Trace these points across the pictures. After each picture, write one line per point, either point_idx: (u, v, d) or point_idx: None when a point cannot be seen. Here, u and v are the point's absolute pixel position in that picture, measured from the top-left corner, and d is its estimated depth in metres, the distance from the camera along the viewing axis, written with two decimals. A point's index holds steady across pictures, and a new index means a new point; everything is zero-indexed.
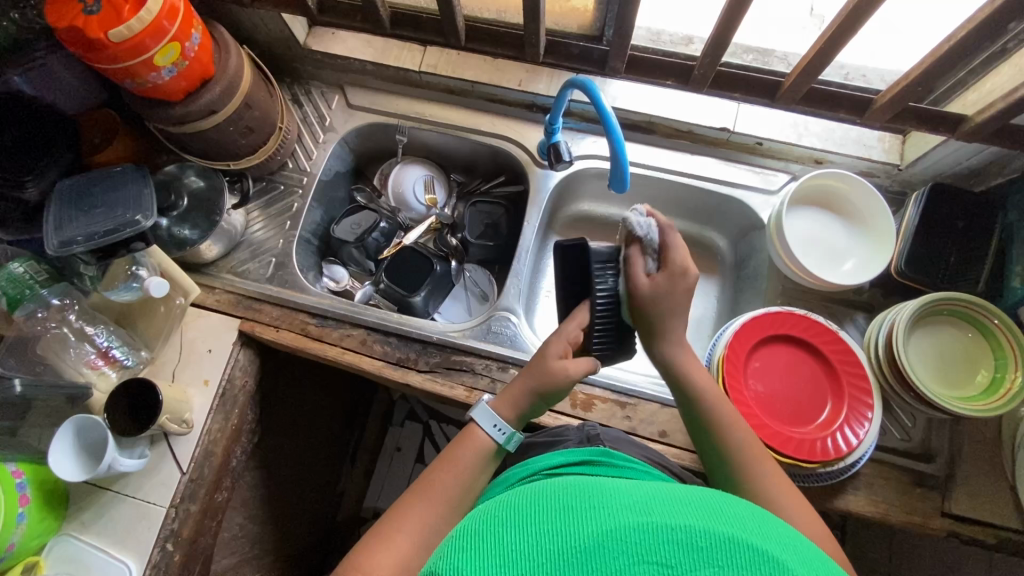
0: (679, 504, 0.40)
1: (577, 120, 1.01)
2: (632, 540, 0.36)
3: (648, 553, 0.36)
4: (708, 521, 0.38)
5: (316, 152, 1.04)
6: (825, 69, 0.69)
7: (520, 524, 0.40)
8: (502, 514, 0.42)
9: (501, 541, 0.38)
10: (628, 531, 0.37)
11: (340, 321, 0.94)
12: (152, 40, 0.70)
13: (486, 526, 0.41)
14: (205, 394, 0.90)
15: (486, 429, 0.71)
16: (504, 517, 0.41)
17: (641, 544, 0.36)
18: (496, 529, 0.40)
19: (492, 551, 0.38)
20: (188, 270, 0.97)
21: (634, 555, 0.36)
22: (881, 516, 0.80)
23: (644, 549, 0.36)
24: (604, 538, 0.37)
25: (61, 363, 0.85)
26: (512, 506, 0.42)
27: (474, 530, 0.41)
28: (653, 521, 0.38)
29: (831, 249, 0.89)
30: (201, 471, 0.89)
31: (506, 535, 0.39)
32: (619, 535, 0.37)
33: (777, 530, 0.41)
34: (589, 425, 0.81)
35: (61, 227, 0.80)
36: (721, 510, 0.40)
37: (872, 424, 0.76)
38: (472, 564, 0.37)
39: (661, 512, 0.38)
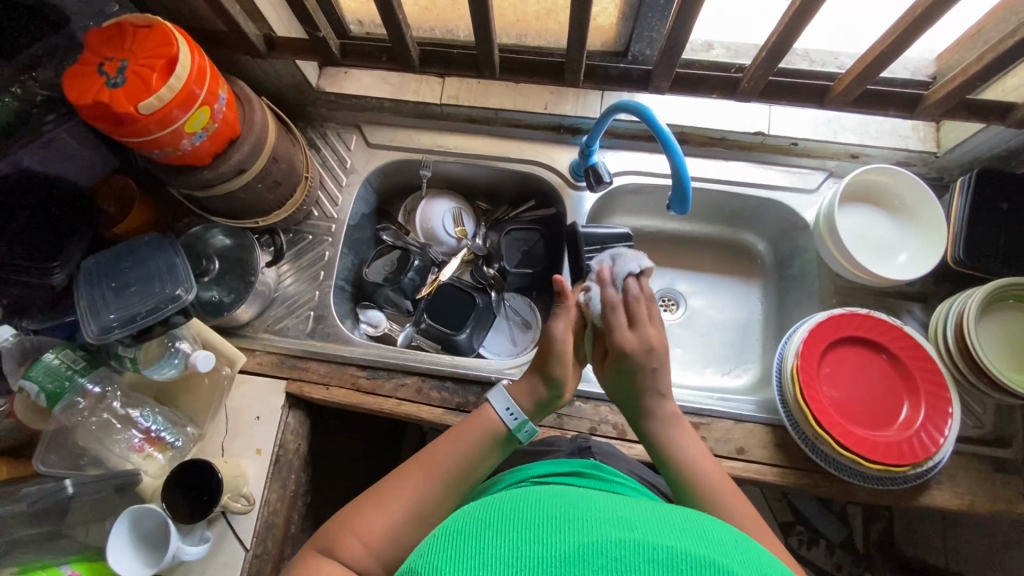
0: (666, 526, 0.40)
1: (607, 137, 1.00)
2: (613, 556, 0.36)
3: (628, 568, 0.35)
4: (689, 545, 0.38)
5: (341, 196, 1.00)
6: (881, 71, 0.68)
7: (504, 531, 0.40)
8: (488, 518, 0.42)
9: (481, 546, 0.39)
10: (609, 546, 0.37)
11: (390, 370, 0.90)
12: (181, 109, 0.66)
13: (476, 531, 0.41)
14: (259, 464, 0.86)
15: (498, 412, 0.70)
16: (490, 523, 0.41)
17: (621, 560, 0.36)
18: (479, 533, 0.40)
19: (473, 556, 0.38)
20: (223, 335, 0.93)
21: (613, 571, 0.35)
22: (968, 508, 0.79)
23: (624, 564, 0.36)
24: (587, 551, 0.37)
25: (103, 450, 0.81)
26: (503, 514, 0.42)
27: (458, 531, 0.42)
28: (636, 538, 0.37)
29: (882, 243, 0.89)
30: (265, 545, 0.85)
31: (489, 540, 0.39)
32: (601, 549, 0.37)
33: (758, 560, 0.39)
34: (580, 437, 0.80)
35: (97, 311, 0.76)
36: (713, 541, 0.39)
37: (955, 420, 0.75)
38: (451, 563, 0.38)
39: (645, 531, 0.39)
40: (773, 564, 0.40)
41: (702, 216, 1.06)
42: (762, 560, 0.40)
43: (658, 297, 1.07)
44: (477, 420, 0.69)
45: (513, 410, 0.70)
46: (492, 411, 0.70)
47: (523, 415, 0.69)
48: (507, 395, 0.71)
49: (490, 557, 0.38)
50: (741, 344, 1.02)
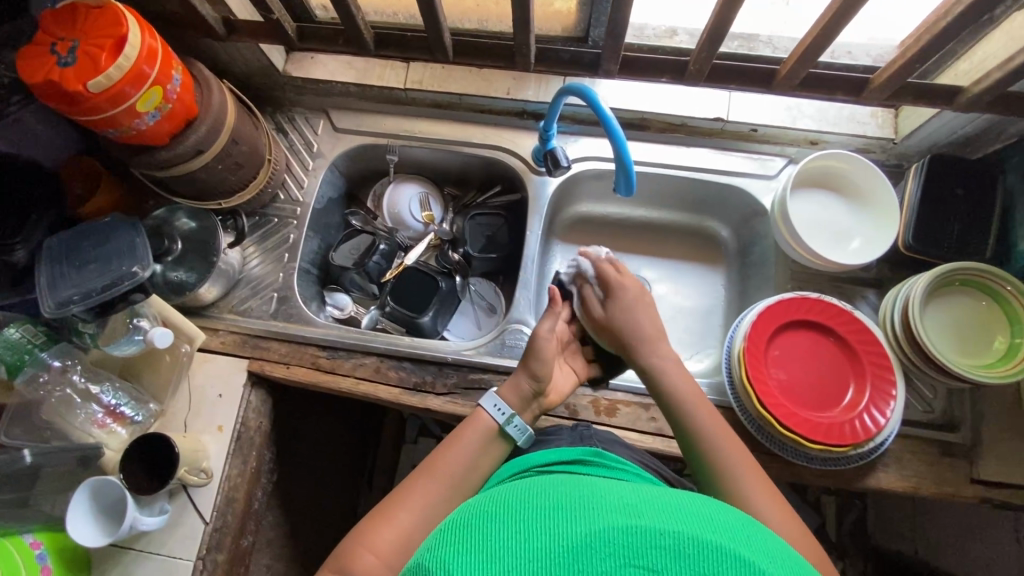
0: (668, 512, 0.42)
1: (570, 123, 1.00)
2: (620, 543, 0.39)
3: (636, 556, 0.38)
4: (695, 530, 0.40)
5: (307, 180, 1.02)
6: (822, 54, 0.69)
7: (511, 520, 0.43)
8: (491, 511, 0.45)
9: (489, 537, 0.41)
10: (616, 534, 0.39)
11: (350, 351, 0.92)
12: (132, 86, 0.68)
13: (483, 525, 0.43)
14: (220, 440, 0.88)
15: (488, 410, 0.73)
16: (493, 517, 0.44)
17: (629, 548, 0.38)
18: (487, 525, 0.43)
19: (479, 547, 0.40)
20: (188, 313, 0.95)
21: (620, 558, 0.38)
22: (913, 490, 0.80)
23: (631, 551, 0.38)
24: (594, 539, 0.39)
25: (68, 426, 0.82)
26: (510, 507, 0.45)
27: (466, 523, 0.44)
28: (643, 524, 0.40)
29: (836, 229, 0.89)
30: (225, 519, 0.87)
31: (498, 531, 0.42)
32: (609, 538, 0.39)
33: (758, 540, 0.43)
34: (581, 426, 0.79)
35: (56, 287, 0.78)
36: (710, 522, 0.42)
37: (897, 402, 0.76)
38: (460, 555, 0.40)
39: (651, 517, 0.41)
40: (774, 544, 0.44)
41: (667, 203, 1.06)
42: (761, 540, 0.43)
43: None
44: (473, 424, 0.72)
45: (503, 406, 0.73)
46: (485, 415, 0.72)
47: (512, 410, 0.72)
48: (498, 395, 0.74)
49: (501, 549, 0.40)
50: (703, 330, 1.03)
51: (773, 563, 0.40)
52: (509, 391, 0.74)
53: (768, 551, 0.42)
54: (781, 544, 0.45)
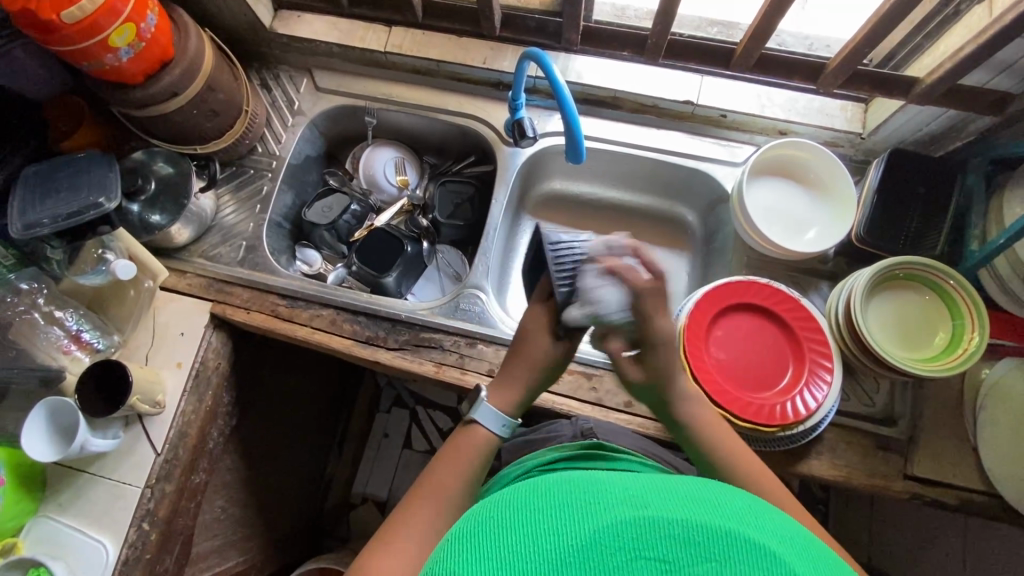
0: (674, 497, 0.41)
1: (543, 97, 1.01)
2: (631, 536, 0.37)
3: (647, 549, 0.37)
4: (704, 516, 0.39)
5: (285, 135, 1.04)
6: (773, 35, 0.70)
7: (521, 522, 0.40)
8: (499, 514, 0.42)
9: (498, 544, 0.39)
10: (626, 528, 0.38)
11: (309, 301, 0.95)
12: (106, 19, 0.71)
13: (492, 532, 0.39)
14: (178, 376, 0.91)
15: (490, 427, 0.68)
16: (506, 521, 0.40)
17: (639, 540, 0.37)
18: (492, 531, 0.40)
19: (493, 555, 0.38)
20: (159, 255, 0.98)
21: (632, 551, 0.37)
22: (845, 480, 0.81)
23: (641, 544, 0.37)
24: (606, 534, 0.37)
25: (33, 348, 0.85)
26: (513, 506, 0.42)
27: (472, 532, 0.41)
28: (650, 516, 0.38)
29: (795, 219, 0.90)
30: (176, 452, 0.90)
31: (505, 537, 0.39)
32: (619, 532, 0.37)
33: (768, 521, 0.42)
34: (583, 418, 0.85)
35: (26, 211, 0.82)
36: (715, 504, 0.41)
37: (830, 387, 0.77)
38: (470, 566, 0.37)
39: (658, 507, 0.39)
40: (787, 523, 0.43)
41: (638, 186, 1.07)
42: (769, 519, 0.42)
43: None
44: (472, 441, 0.67)
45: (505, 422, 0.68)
46: (482, 430, 0.67)
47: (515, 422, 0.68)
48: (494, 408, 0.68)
49: (513, 555, 0.37)
50: None
51: (786, 542, 0.40)
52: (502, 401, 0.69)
53: (776, 529, 0.41)
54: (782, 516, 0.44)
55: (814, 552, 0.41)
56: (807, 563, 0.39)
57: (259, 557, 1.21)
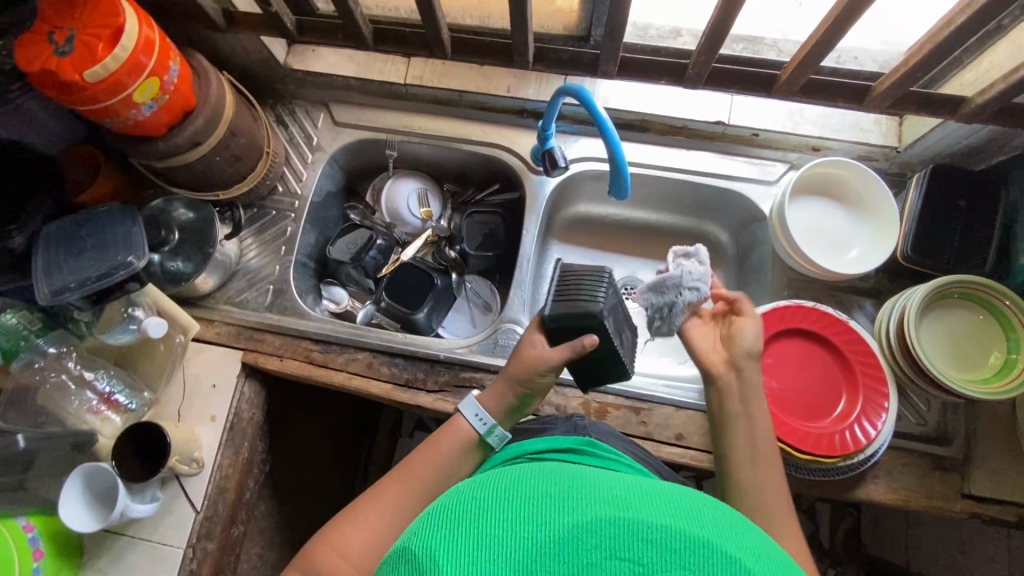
0: (663, 500, 0.35)
1: (570, 122, 0.99)
2: (605, 534, 0.32)
3: (621, 549, 0.31)
4: (689, 524, 0.33)
5: (305, 173, 1.02)
6: (822, 61, 0.69)
7: (487, 506, 0.35)
8: (468, 495, 0.37)
9: (465, 526, 0.34)
10: (601, 524, 0.32)
11: (343, 345, 0.92)
12: (129, 77, 0.68)
13: (460, 506, 0.36)
14: (213, 430, 0.89)
15: (469, 420, 0.69)
16: (473, 503, 0.36)
17: (615, 539, 0.32)
18: (459, 510, 0.36)
19: (457, 537, 0.33)
20: (184, 304, 0.96)
21: (605, 551, 0.32)
22: (902, 503, 0.80)
23: (616, 543, 0.32)
24: (580, 530, 0.33)
25: (64, 412, 0.83)
26: (491, 486, 0.38)
27: (435, 512, 0.36)
28: (631, 515, 0.33)
29: (834, 238, 0.89)
30: (216, 508, 0.88)
31: (463, 516, 0.35)
32: (592, 528, 0.33)
33: (761, 540, 0.35)
34: (577, 417, 0.78)
35: (50, 275, 0.79)
36: (704, 512, 0.35)
37: (889, 415, 0.75)
38: (430, 547, 0.33)
39: (642, 507, 0.34)
40: (777, 549, 0.36)
41: (667, 206, 1.05)
42: (762, 540, 0.35)
43: (621, 286, 1.07)
44: (450, 430, 0.69)
45: (483, 416, 0.69)
46: (463, 422, 0.69)
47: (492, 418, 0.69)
48: (477, 402, 0.70)
49: (468, 535, 0.33)
50: None
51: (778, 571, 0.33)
52: (491, 398, 0.70)
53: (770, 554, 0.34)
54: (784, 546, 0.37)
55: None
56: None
57: None
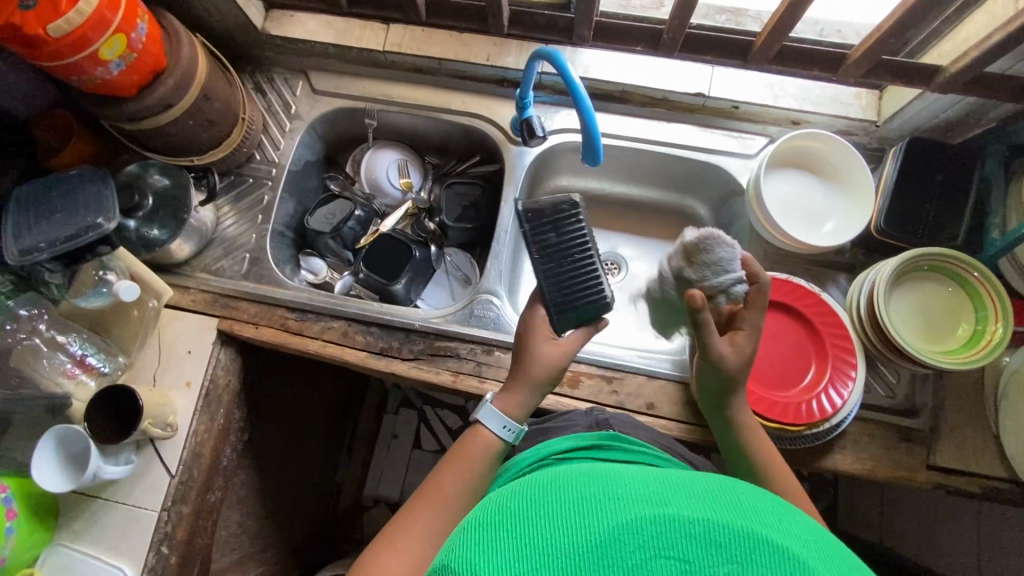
0: (696, 493, 0.36)
1: (549, 93, 0.99)
2: (647, 533, 0.33)
3: (665, 547, 0.33)
4: (731, 517, 0.35)
5: (284, 142, 1.01)
6: (795, 27, 0.68)
7: (537, 510, 0.36)
8: (515, 498, 0.38)
9: (514, 530, 0.35)
10: (642, 524, 0.34)
11: (319, 313, 0.92)
12: (95, 32, 0.67)
13: (502, 511, 0.37)
14: (188, 396, 0.89)
15: (495, 430, 0.67)
16: (519, 507, 0.37)
17: (657, 538, 0.33)
18: (507, 516, 0.37)
19: (510, 542, 0.34)
20: (160, 271, 0.95)
21: (650, 549, 0.33)
22: (868, 473, 0.81)
23: (660, 542, 0.33)
24: (622, 530, 0.34)
25: (35, 373, 0.82)
26: (526, 496, 0.38)
27: (484, 518, 0.38)
28: (672, 512, 0.34)
29: (810, 211, 0.89)
30: (191, 473, 0.88)
31: (514, 522, 0.36)
32: (636, 527, 0.34)
33: (796, 523, 0.37)
34: (597, 409, 0.80)
35: (20, 236, 0.78)
36: (740, 504, 0.36)
37: (855, 383, 0.76)
38: (485, 556, 0.34)
39: (679, 503, 0.35)
40: (814, 529, 0.38)
41: (648, 180, 1.05)
42: (799, 524, 0.37)
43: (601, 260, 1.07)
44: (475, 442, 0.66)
45: (509, 424, 0.67)
46: (488, 432, 0.67)
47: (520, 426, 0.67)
48: (499, 411, 0.68)
49: (523, 541, 0.34)
50: None
51: (822, 557, 0.34)
52: (509, 404, 0.69)
53: (805, 533, 0.36)
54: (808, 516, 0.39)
55: (851, 561, 0.36)
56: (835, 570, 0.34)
57: (277, 568, 1.19)
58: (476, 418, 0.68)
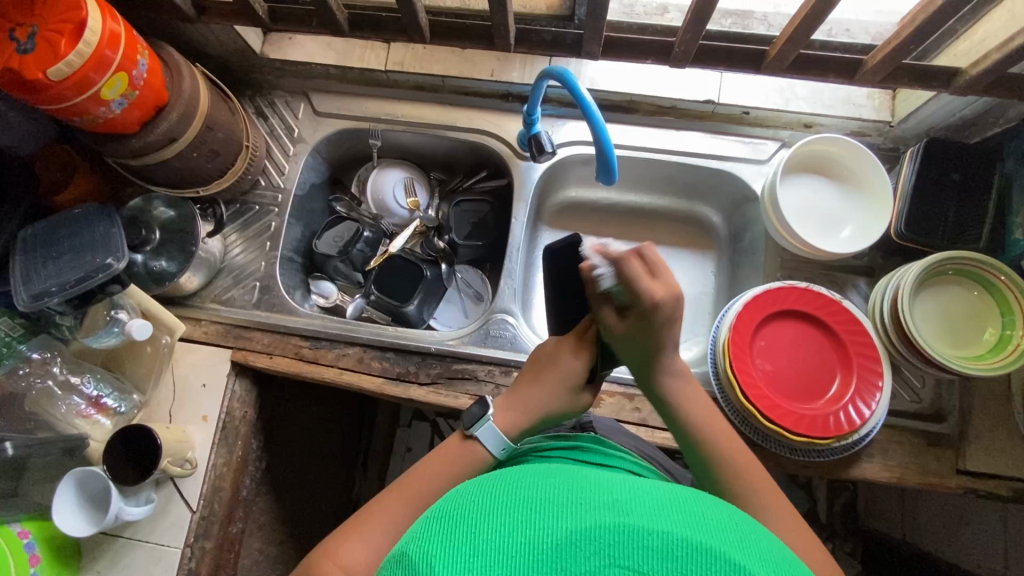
0: (662, 504, 0.35)
1: (556, 106, 0.97)
2: (604, 541, 0.32)
3: (620, 556, 0.32)
4: (690, 529, 0.33)
5: (288, 166, 1.00)
6: (812, 35, 0.67)
7: (495, 511, 0.35)
8: (480, 498, 0.37)
9: (474, 527, 0.34)
10: (601, 531, 0.33)
11: (334, 340, 0.91)
12: (96, 72, 0.66)
13: (462, 509, 0.36)
14: (205, 430, 0.88)
15: (488, 447, 0.64)
16: (482, 506, 0.36)
17: (615, 546, 0.32)
18: (469, 513, 0.36)
19: (466, 538, 0.33)
20: (171, 303, 0.94)
21: (605, 557, 0.32)
22: (897, 481, 0.80)
23: (616, 550, 0.32)
24: (578, 536, 0.33)
25: (52, 418, 0.82)
26: (492, 492, 0.38)
27: (448, 511, 0.37)
28: (630, 522, 0.33)
29: (827, 216, 0.88)
30: (212, 507, 0.87)
31: (474, 519, 0.35)
32: (592, 534, 0.33)
33: (761, 542, 0.35)
34: (583, 413, 0.79)
35: (29, 279, 0.77)
36: (703, 516, 0.35)
37: (883, 394, 0.75)
38: (441, 548, 0.33)
39: (642, 513, 0.34)
40: (783, 551, 0.36)
41: (658, 188, 1.03)
42: (762, 541, 0.36)
43: None
44: (463, 450, 0.64)
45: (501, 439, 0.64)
46: (479, 447, 0.64)
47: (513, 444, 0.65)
48: (495, 428, 0.64)
49: (480, 536, 0.33)
50: (693, 319, 1.01)
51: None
52: (506, 421, 0.65)
53: (764, 552, 0.34)
54: (775, 537, 0.37)
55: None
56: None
57: None
58: (469, 432, 0.65)
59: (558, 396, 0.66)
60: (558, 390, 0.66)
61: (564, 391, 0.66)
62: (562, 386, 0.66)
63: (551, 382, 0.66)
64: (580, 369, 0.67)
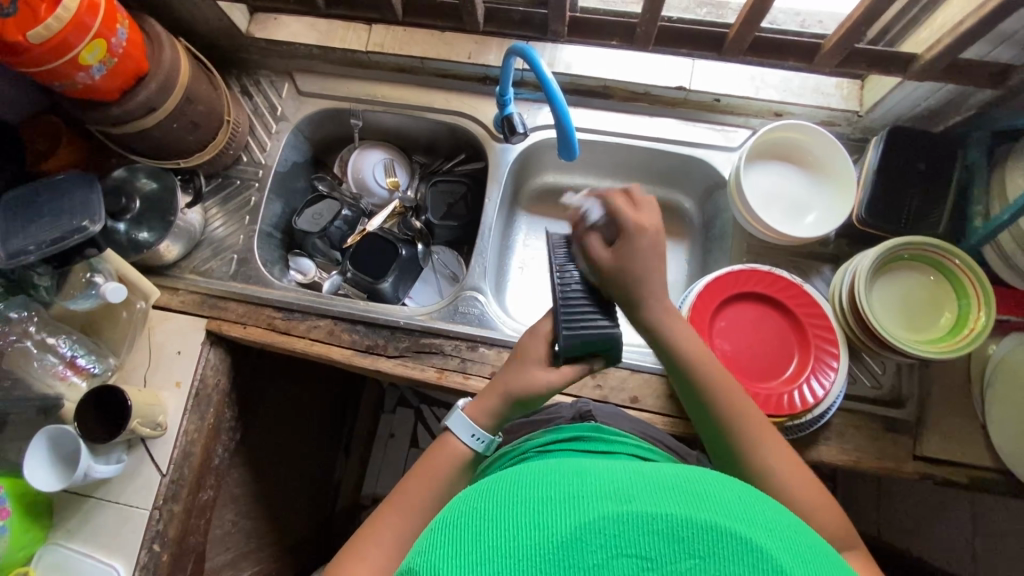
0: (660, 485, 0.34)
1: (531, 90, 0.99)
2: (609, 533, 0.32)
3: (627, 545, 0.31)
4: (691, 509, 0.33)
5: (270, 143, 1.02)
6: (767, 17, 0.68)
7: (499, 515, 0.34)
8: (483, 501, 0.36)
9: (482, 533, 0.33)
10: (604, 523, 0.32)
11: (305, 312, 0.93)
12: (75, 36, 0.68)
13: (466, 516, 0.35)
14: (177, 396, 0.90)
15: (464, 439, 0.63)
16: (484, 510, 0.35)
17: (620, 536, 0.31)
18: (471, 520, 0.34)
19: (475, 547, 0.32)
20: (150, 272, 0.96)
21: (613, 548, 0.31)
22: (854, 464, 0.80)
23: (621, 540, 0.31)
24: (583, 530, 0.32)
25: (29, 376, 0.84)
26: (495, 492, 0.36)
27: (450, 521, 0.35)
28: (632, 509, 0.32)
29: (793, 202, 0.89)
30: (182, 471, 0.89)
31: (480, 527, 0.33)
32: (596, 526, 0.32)
33: (761, 507, 0.35)
34: (582, 401, 0.80)
35: (9, 240, 0.80)
36: (701, 492, 0.34)
37: (837, 374, 0.76)
38: (449, 562, 0.32)
39: (644, 498, 0.33)
40: (778, 511, 0.36)
41: (634, 175, 1.05)
42: (761, 507, 0.35)
43: None
44: (444, 449, 0.63)
45: (479, 433, 0.63)
46: (459, 443, 0.63)
47: (490, 436, 0.63)
48: (470, 418, 0.63)
49: (487, 546, 0.32)
50: None
51: (791, 548, 0.32)
52: (479, 411, 0.63)
53: (767, 520, 0.34)
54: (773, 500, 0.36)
55: (817, 548, 0.34)
56: (797, 560, 0.32)
57: (274, 566, 1.20)
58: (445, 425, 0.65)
59: (519, 380, 0.62)
60: (518, 374, 0.62)
61: (524, 375, 0.62)
62: (524, 370, 0.62)
63: (514, 365, 0.63)
64: (541, 351, 0.62)
